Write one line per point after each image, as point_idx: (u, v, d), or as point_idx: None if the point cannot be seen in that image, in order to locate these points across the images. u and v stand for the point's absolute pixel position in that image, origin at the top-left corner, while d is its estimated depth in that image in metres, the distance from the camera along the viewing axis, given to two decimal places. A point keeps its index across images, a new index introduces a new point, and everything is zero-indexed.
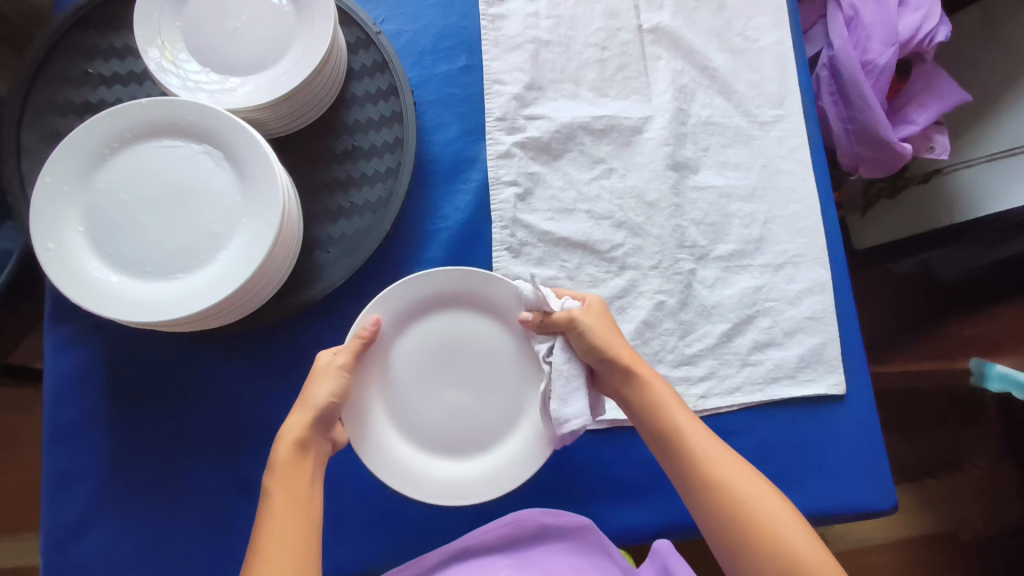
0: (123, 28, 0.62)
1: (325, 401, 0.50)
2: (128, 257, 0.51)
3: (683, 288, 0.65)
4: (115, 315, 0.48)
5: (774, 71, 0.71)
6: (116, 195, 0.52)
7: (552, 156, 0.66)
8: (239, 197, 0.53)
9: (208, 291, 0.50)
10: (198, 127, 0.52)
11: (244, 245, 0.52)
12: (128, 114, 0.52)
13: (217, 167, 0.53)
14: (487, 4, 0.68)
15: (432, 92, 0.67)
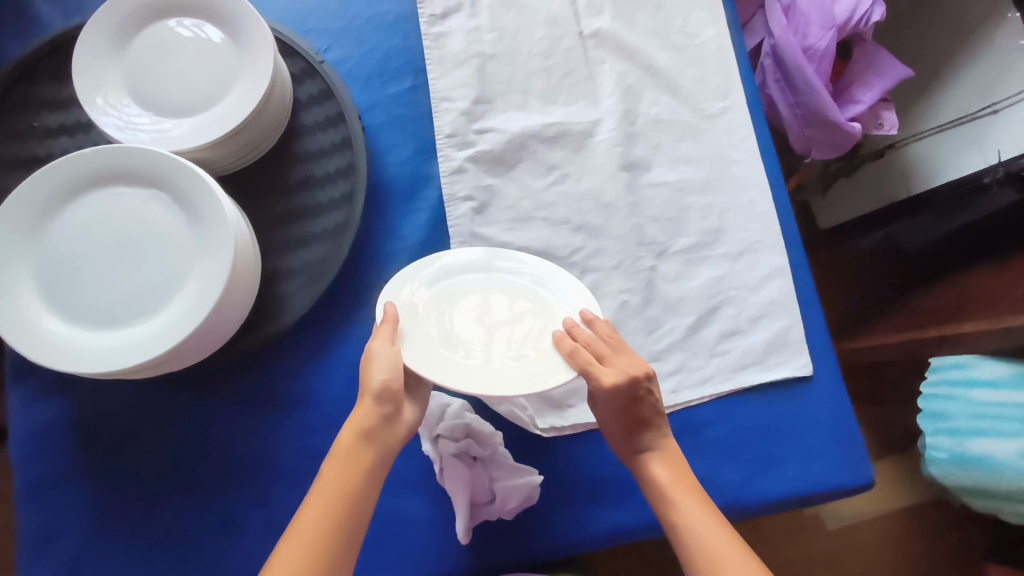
0: (59, 82, 0.62)
1: (375, 383, 0.47)
2: (83, 307, 0.51)
3: (646, 286, 0.66)
4: (73, 369, 0.48)
5: (716, 65, 0.72)
6: (67, 248, 0.52)
7: (507, 167, 0.67)
8: (191, 237, 0.53)
9: (165, 335, 0.50)
10: (145, 171, 0.52)
11: (199, 286, 0.51)
12: (73, 164, 0.52)
13: (167, 210, 0.53)
14: (428, 24, 0.69)
15: (380, 115, 0.68)
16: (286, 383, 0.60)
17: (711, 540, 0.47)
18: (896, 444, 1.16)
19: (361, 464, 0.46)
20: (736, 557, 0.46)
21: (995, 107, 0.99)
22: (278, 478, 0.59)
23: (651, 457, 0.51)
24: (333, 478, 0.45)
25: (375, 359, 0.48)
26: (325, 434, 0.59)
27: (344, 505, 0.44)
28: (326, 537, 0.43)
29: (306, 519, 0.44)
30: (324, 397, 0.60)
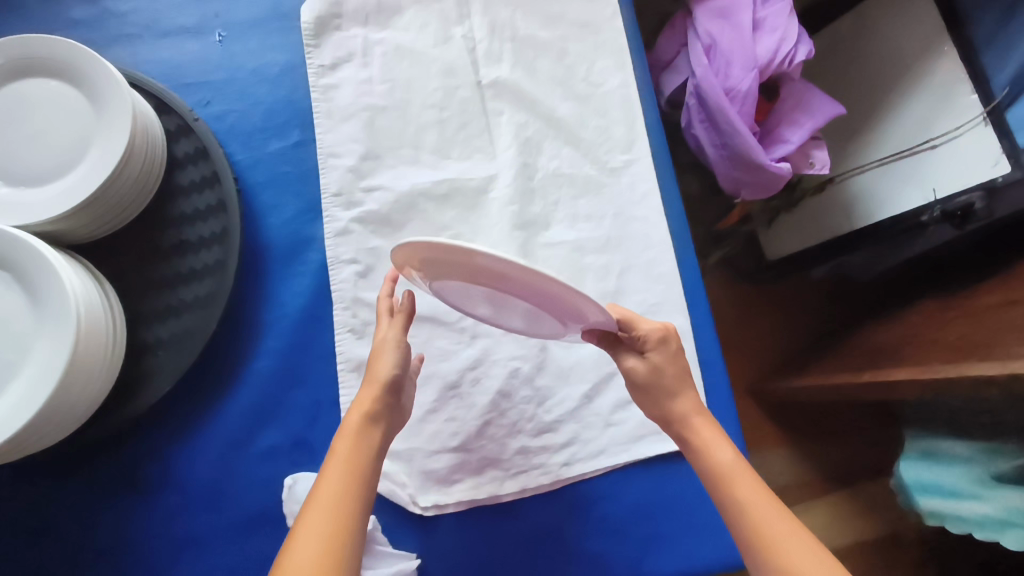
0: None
1: (385, 372, 0.53)
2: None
3: (539, 353, 0.63)
4: None
5: (620, 115, 0.69)
6: None
7: (394, 228, 0.64)
8: (32, 319, 0.50)
9: None
10: None
11: (38, 372, 0.49)
12: None
13: (6, 291, 0.50)
14: (316, 75, 0.66)
15: (263, 173, 0.64)
16: (151, 464, 0.59)
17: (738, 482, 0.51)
18: (843, 478, 1.16)
19: (367, 438, 0.51)
20: (755, 491, 0.50)
21: (933, 142, 0.96)
22: (143, 563, 0.57)
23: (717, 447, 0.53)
24: (345, 451, 0.50)
25: (385, 344, 0.54)
26: (190, 515, 0.58)
27: (359, 472, 0.49)
28: (347, 498, 0.47)
29: (331, 480, 0.48)
30: (194, 477, 0.59)
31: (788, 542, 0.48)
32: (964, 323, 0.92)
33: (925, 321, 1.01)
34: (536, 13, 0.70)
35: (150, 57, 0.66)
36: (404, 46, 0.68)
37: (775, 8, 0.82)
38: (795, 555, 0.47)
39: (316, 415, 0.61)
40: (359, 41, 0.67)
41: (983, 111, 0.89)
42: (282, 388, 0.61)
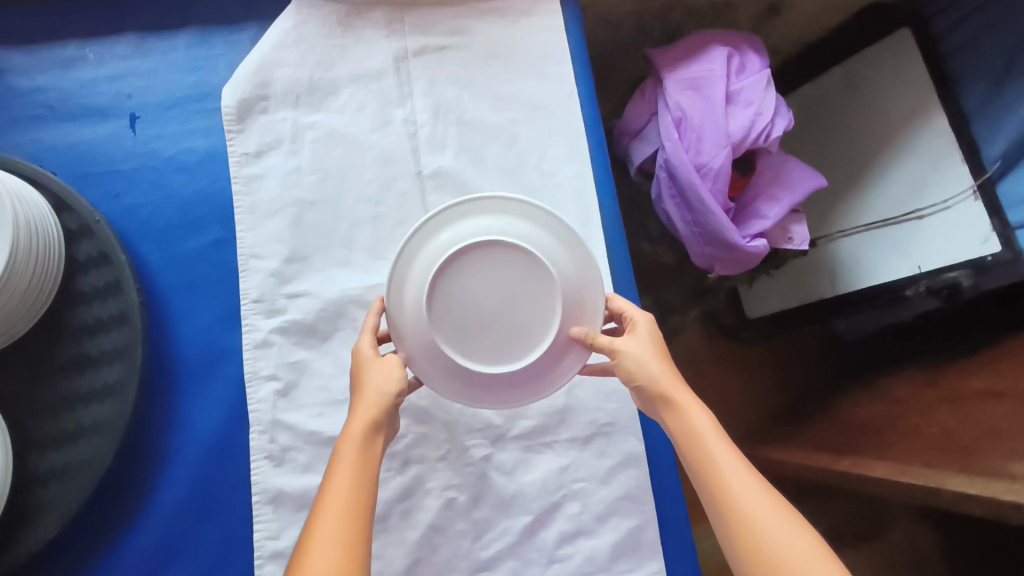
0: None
1: (384, 376, 0.50)
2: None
3: (476, 481, 0.57)
4: None
5: (574, 209, 0.63)
6: None
7: (320, 338, 0.58)
8: None
9: None
10: None
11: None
12: None
13: None
14: (238, 164, 0.60)
15: (176, 276, 0.58)
16: None
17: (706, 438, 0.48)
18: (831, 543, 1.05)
19: (369, 440, 0.49)
20: (723, 449, 0.48)
21: (921, 213, 0.90)
22: None
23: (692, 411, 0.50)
24: (347, 454, 0.47)
25: (373, 358, 0.52)
26: None
27: (366, 471, 0.47)
28: (357, 501, 0.45)
29: (336, 486, 0.46)
30: None
31: (751, 503, 0.45)
32: (948, 409, 0.86)
33: (908, 399, 0.95)
34: (485, 94, 0.65)
35: (53, 142, 0.59)
36: (338, 130, 0.62)
37: (749, 81, 0.76)
38: (745, 498, 0.45)
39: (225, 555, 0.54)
40: (288, 125, 0.61)
41: (973, 183, 0.83)
42: (187, 525, 0.54)
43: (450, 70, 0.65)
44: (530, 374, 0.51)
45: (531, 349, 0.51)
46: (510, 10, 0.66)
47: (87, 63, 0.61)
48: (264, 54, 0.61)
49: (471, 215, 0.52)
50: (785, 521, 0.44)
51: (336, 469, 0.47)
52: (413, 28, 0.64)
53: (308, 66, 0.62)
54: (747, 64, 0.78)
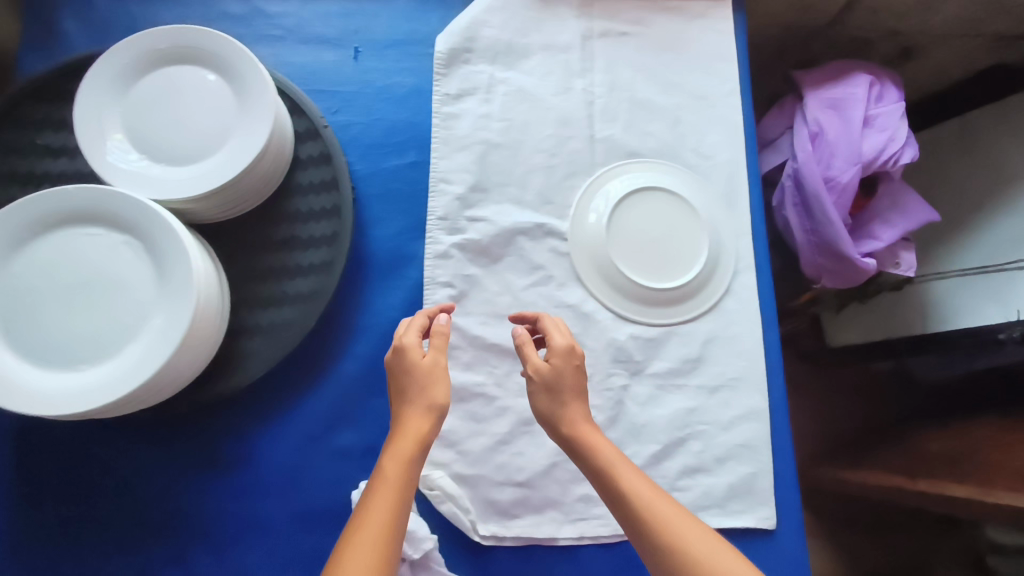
0: (65, 130, 0.64)
1: (430, 399, 0.50)
2: (40, 340, 0.50)
3: (614, 406, 0.64)
4: (23, 406, 0.48)
5: (721, 189, 0.70)
6: (29, 282, 0.51)
7: (491, 259, 0.66)
8: (154, 290, 0.53)
9: (113, 385, 0.50)
10: (120, 217, 0.53)
11: (155, 342, 0.51)
12: (56, 198, 0.52)
13: (134, 258, 0.53)
14: (439, 103, 0.68)
15: (377, 186, 0.67)
16: (235, 443, 0.60)
17: (621, 468, 0.50)
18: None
19: (414, 468, 0.47)
20: (633, 472, 0.50)
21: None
22: (202, 537, 0.58)
23: (595, 440, 0.52)
24: (389, 481, 0.46)
25: (417, 367, 0.51)
26: (266, 501, 0.59)
27: (405, 498, 0.46)
28: (397, 524, 0.44)
29: (377, 502, 0.45)
30: (267, 462, 0.60)
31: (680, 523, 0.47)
32: None
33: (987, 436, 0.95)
34: (657, 79, 0.72)
35: (285, 60, 0.68)
36: (526, 89, 0.70)
37: (887, 108, 0.83)
38: (666, 515, 0.47)
39: (392, 426, 0.62)
40: (485, 77, 0.69)
41: None
42: (363, 395, 0.62)
43: (629, 53, 0.72)
44: (676, 292, 0.66)
45: (680, 272, 0.67)
46: (685, 10, 0.74)
47: None
48: (475, 14, 0.70)
49: (635, 172, 0.69)
50: (726, 551, 0.45)
51: (376, 491, 0.46)
52: (601, 12, 0.73)
53: (509, 31, 0.70)
54: (886, 95, 0.84)
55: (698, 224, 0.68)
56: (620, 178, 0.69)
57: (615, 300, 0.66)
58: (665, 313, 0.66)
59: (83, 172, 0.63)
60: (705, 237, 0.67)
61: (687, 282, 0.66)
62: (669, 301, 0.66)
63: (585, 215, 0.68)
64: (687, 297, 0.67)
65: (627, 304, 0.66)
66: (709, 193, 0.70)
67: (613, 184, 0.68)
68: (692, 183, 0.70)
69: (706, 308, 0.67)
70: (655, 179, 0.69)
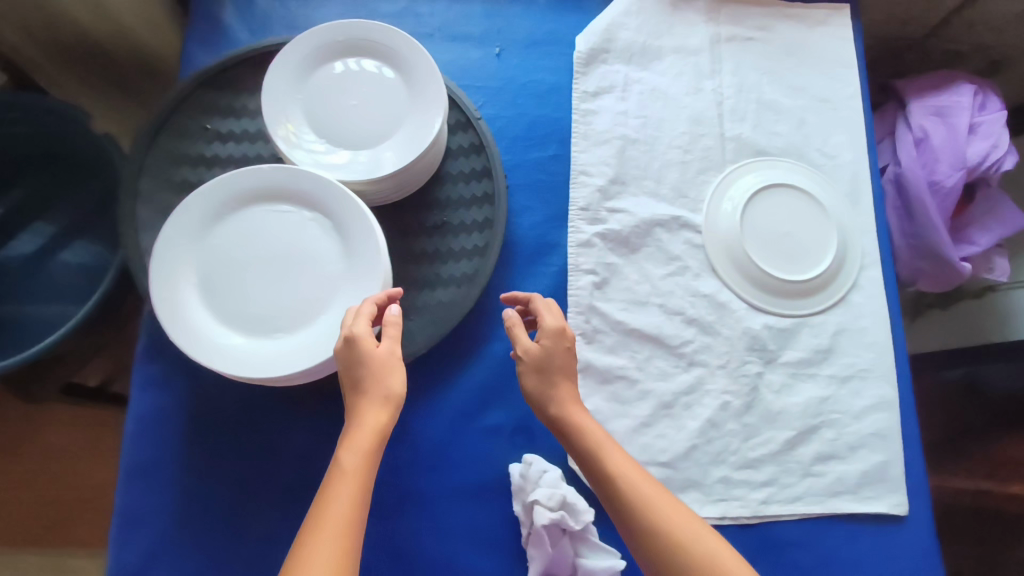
0: (250, 117, 0.66)
1: (382, 388, 0.48)
2: (239, 309, 0.53)
3: (750, 392, 0.66)
4: (232, 370, 0.51)
5: (846, 187, 0.73)
6: (229, 255, 0.55)
7: (630, 249, 0.69)
8: (341, 264, 0.55)
9: (310, 352, 0.52)
10: (310, 196, 0.55)
11: (343, 315, 0.53)
12: (251, 176, 0.55)
13: (322, 234, 0.56)
14: (579, 99, 0.72)
15: (521, 177, 0.70)
16: (392, 418, 0.62)
17: (607, 450, 0.53)
18: None
19: (374, 459, 0.47)
20: (617, 455, 0.53)
21: None
22: (366, 507, 0.60)
23: (583, 423, 0.54)
24: (352, 476, 0.45)
25: (373, 354, 0.49)
26: (423, 474, 0.61)
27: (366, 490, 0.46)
28: (356, 520, 0.44)
29: (338, 493, 0.45)
30: (424, 436, 0.62)
31: (666, 504, 0.51)
32: None
33: None
34: (782, 82, 0.75)
35: (435, 56, 0.72)
36: (660, 89, 0.73)
37: (991, 117, 0.85)
38: (654, 497, 0.51)
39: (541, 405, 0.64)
40: (621, 76, 0.73)
41: None
42: (513, 374, 0.64)
43: (755, 56, 0.76)
44: (807, 285, 0.69)
45: (811, 266, 0.69)
46: (808, 18, 0.78)
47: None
48: (613, 18, 0.74)
49: (763, 169, 0.72)
50: (697, 529, 0.50)
51: (338, 485, 0.45)
52: (727, 19, 0.77)
53: (644, 34, 0.74)
54: (988, 104, 0.87)
55: (825, 221, 0.71)
56: (750, 175, 0.72)
57: (747, 290, 0.69)
58: (796, 305, 0.69)
59: (253, 157, 0.65)
60: (834, 233, 0.70)
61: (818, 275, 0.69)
62: (800, 293, 0.69)
63: (722, 202, 0.71)
64: (817, 290, 0.69)
65: (759, 294, 0.69)
66: (835, 192, 0.72)
67: (744, 180, 0.71)
68: (818, 182, 0.73)
69: (834, 301, 0.70)
70: (782, 177, 0.72)
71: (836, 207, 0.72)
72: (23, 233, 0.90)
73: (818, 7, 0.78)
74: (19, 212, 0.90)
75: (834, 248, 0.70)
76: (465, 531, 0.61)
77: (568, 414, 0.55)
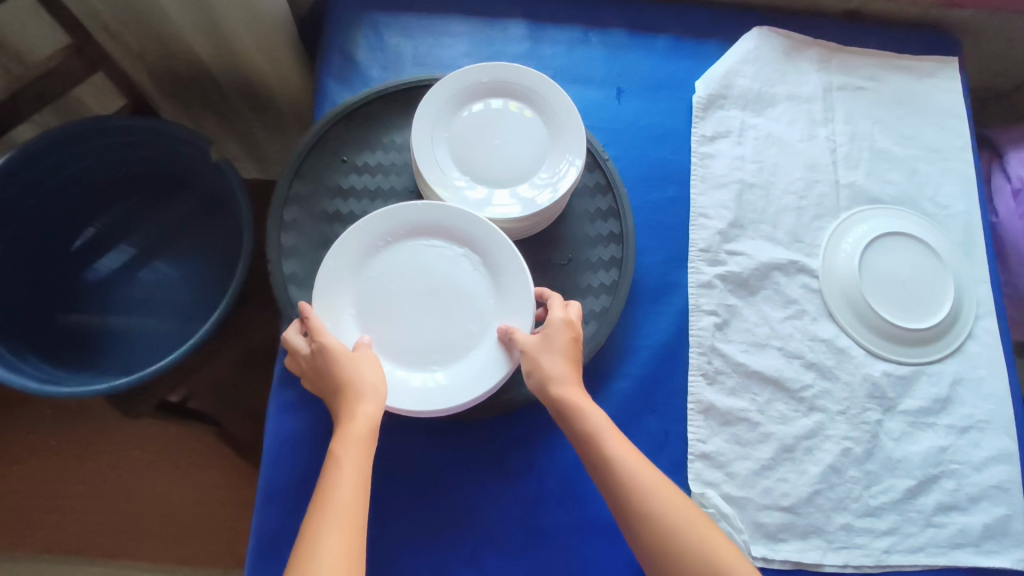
0: (384, 150, 0.68)
1: (364, 384, 0.51)
2: (393, 341, 0.55)
3: (871, 438, 0.66)
4: (396, 402, 0.52)
5: (959, 237, 0.74)
6: (386, 286, 0.57)
7: (749, 292, 0.69)
8: (492, 300, 0.58)
9: (469, 386, 0.54)
10: (464, 233, 0.58)
11: (496, 350, 0.56)
12: (408, 211, 0.57)
13: (474, 271, 0.58)
14: (698, 143, 0.73)
15: (642, 217, 0.71)
16: (519, 452, 0.63)
17: (606, 436, 0.52)
18: None
19: (370, 449, 0.48)
20: (616, 441, 0.52)
21: None
22: (493, 542, 0.60)
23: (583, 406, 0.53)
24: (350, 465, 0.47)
25: (347, 361, 0.51)
26: (550, 509, 0.62)
27: (365, 477, 0.47)
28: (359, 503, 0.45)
29: (340, 477, 0.46)
30: (551, 471, 0.63)
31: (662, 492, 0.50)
32: None
33: None
34: (894, 131, 0.77)
35: None
36: (775, 134, 0.75)
37: None
38: (651, 484, 0.50)
39: (664, 445, 0.64)
40: (737, 121, 0.75)
41: None
42: (637, 413, 0.65)
43: (866, 105, 0.77)
44: (925, 333, 0.69)
45: (929, 315, 0.70)
46: (917, 69, 0.80)
47: (590, 44, 0.77)
48: (730, 65, 0.76)
49: (877, 217, 0.73)
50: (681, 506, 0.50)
51: (336, 469, 0.47)
52: (838, 68, 0.78)
53: (760, 80, 0.76)
54: None
55: (942, 271, 0.71)
56: (866, 222, 0.73)
57: (864, 336, 0.69)
58: (913, 352, 0.69)
59: (387, 190, 0.67)
60: (951, 283, 0.71)
61: (936, 324, 0.69)
62: (918, 340, 0.69)
63: (839, 246, 0.72)
64: (934, 338, 0.70)
65: (876, 339, 0.69)
66: (948, 242, 0.73)
67: (860, 227, 0.72)
68: (932, 232, 0.73)
69: (950, 350, 0.70)
70: (898, 225, 0.72)
71: (950, 257, 0.72)
72: (109, 252, 0.94)
73: (925, 60, 0.81)
74: (112, 232, 0.94)
75: (951, 297, 0.70)
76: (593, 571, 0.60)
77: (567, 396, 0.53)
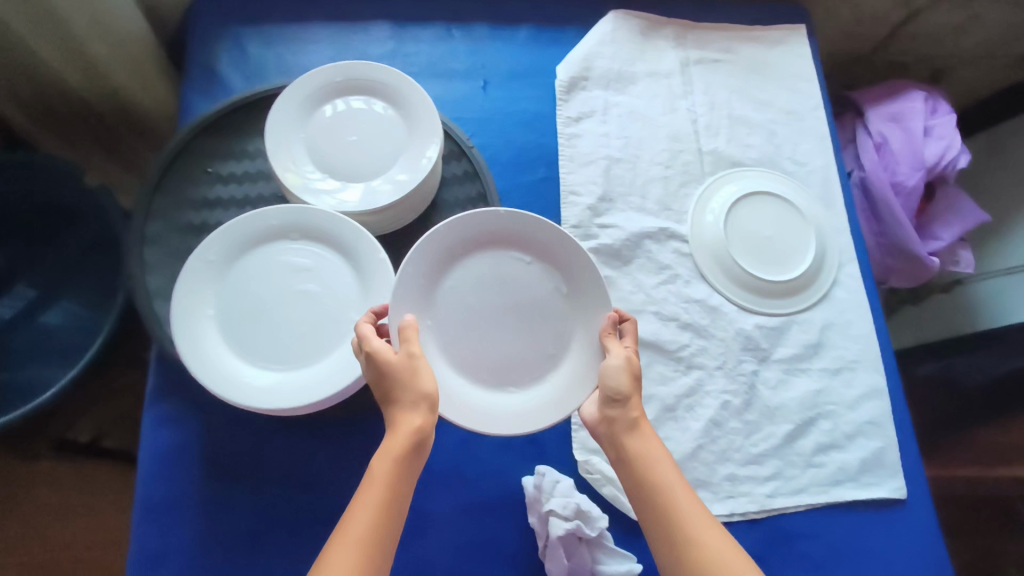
0: (248, 158, 0.69)
1: (417, 393, 0.47)
2: (471, 360, 0.56)
3: (748, 389, 0.69)
4: (466, 418, 0.52)
5: (819, 191, 0.78)
6: (465, 299, 0.57)
7: (623, 261, 0.72)
8: (571, 321, 0.57)
9: (535, 409, 0.54)
10: (543, 245, 0.58)
11: (579, 367, 0.56)
12: (485, 219, 0.57)
13: (555, 288, 0.58)
14: (564, 124, 0.76)
15: (515, 200, 0.73)
16: None
17: (658, 463, 0.49)
18: None
19: (404, 472, 0.46)
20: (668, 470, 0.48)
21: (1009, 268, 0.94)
22: None
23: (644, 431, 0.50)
24: (373, 495, 0.45)
25: (409, 368, 0.48)
26: (441, 494, 0.62)
27: (393, 506, 0.45)
28: (379, 539, 0.43)
29: (360, 513, 0.44)
30: (437, 456, 0.63)
31: (709, 531, 0.46)
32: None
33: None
34: (751, 98, 0.81)
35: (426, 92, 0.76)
36: (638, 110, 0.78)
37: (944, 119, 0.90)
38: (694, 520, 0.46)
39: None
40: (600, 101, 0.77)
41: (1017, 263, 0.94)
42: None
43: (723, 76, 0.81)
44: (791, 284, 0.72)
45: (794, 267, 0.73)
46: (768, 39, 0.84)
47: (454, 39, 0.79)
48: (590, 48, 0.79)
49: (739, 180, 0.77)
50: (717, 532, 0.46)
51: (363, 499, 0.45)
52: (694, 43, 0.82)
53: (619, 61, 0.79)
54: (938, 108, 0.93)
55: (804, 225, 0.75)
56: (729, 185, 0.76)
57: (736, 294, 0.72)
58: (783, 304, 0.73)
59: (254, 197, 0.67)
60: (812, 236, 0.74)
61: (800, 276, 0.72)
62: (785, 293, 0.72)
63: (704, 212, 0.75)
64: (800, 289, 0.73)
65: (747, 295, 0.72)
66: (808, 197, 0.77)
67: (723, 191, 0.76)
68: (792, 190, 0.77)
69: (818, 298, 0.73)
70: (758, 185, 0.76)
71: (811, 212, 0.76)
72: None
73: (775, 30, 0.85)
74: None
75: (814, 248, 0.74)
76: (485, 549, 0.61)
77: (635, 424, 0.50)
